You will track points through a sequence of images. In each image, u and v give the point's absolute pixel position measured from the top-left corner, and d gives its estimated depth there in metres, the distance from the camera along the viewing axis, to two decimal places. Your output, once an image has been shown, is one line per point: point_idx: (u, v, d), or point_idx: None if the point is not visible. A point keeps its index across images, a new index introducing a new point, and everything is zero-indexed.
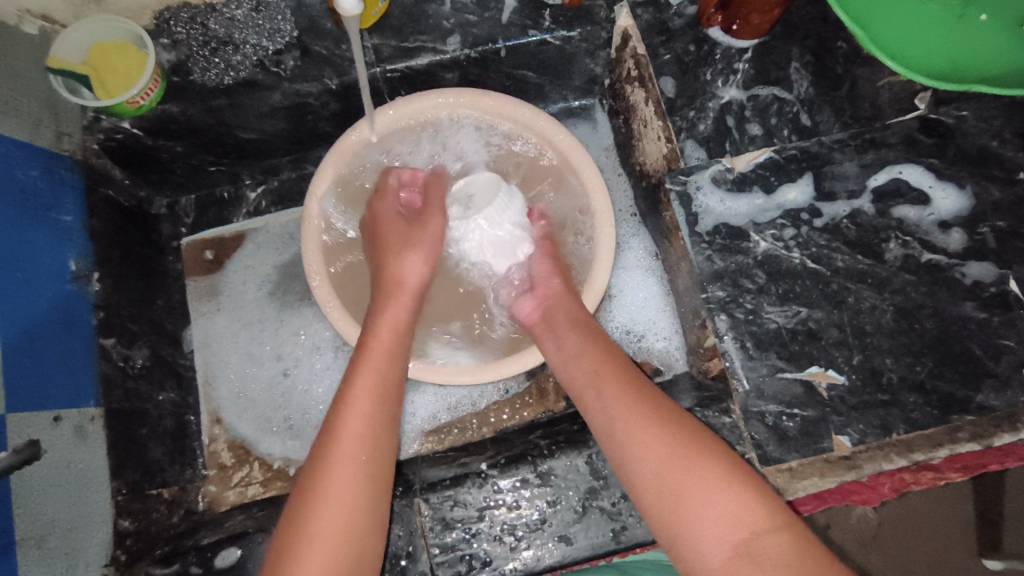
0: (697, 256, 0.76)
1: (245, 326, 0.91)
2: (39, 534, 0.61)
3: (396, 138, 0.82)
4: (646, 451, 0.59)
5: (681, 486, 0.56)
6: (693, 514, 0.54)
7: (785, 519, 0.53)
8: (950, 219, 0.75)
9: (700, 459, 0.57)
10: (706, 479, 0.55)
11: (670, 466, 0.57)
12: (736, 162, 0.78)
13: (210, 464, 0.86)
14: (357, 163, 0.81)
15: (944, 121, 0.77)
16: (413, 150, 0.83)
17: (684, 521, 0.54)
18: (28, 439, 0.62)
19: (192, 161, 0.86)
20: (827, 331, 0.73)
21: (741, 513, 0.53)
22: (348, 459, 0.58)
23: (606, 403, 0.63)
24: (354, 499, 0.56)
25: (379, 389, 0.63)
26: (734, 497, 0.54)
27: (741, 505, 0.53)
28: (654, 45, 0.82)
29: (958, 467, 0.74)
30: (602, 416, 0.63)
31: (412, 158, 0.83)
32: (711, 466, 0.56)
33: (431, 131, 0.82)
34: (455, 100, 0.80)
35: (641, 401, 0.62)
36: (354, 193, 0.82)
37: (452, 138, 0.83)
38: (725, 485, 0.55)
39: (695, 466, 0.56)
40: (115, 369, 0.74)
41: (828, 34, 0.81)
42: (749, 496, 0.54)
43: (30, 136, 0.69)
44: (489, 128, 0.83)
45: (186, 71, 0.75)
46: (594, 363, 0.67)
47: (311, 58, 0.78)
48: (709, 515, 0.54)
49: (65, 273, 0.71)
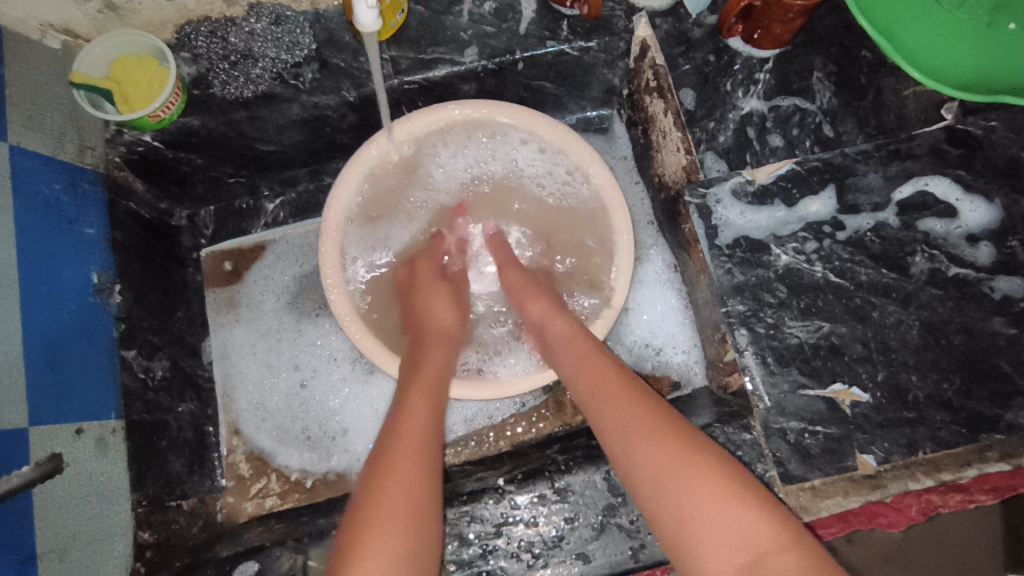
0: (717, 270, 0.75)
1: (264, 337, 0.91)
2: (60, 547, 0.62)
3: (430, 150, 0.83)
4: (654, 463, 0.57)
5: (683, 502, 0.54)
6: (699, 529, 0.53)
7: (792, 538, 0.51)
8: (978, 232, 0.73)
9: (700, 476, 0.55)
10: (710, 497, 0.53)
11: (677, 477, 0.55)
12: (757, 173, 0.77)
13: (229, 475, 0.86)
14: (389, 174, 0.82)
15: (972, 132, 0.75)
16: (450, 161, 0.84)
17: (690, 538, 0.53)
18: (50, 452, 0.63)
19: (212, 173, 0.86)
20: (851, 347, 0.72)
21: (745, 533, 0.51)
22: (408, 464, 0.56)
23: (613, 414, 0.62)
24: (417, 505, 0.54)
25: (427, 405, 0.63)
26: (742, 515, 0.52)
27: (745, 525, 0.51)
28: (673, 57, 0.81)
29: (987, 489, 0.73)
30: (611, 426, 0.62)
31: (448, 169, 0.85)
32: (712, 484, 0.54)
33: (466, 141, 0.83)
34: (492, 113, 0.80)
35: (653, 412, 0.61)
36: (377, 203, 0.82)
37: (494, 150, 0.84)
38: (728, 503, 0.53)
39: (696, 483, 0.54)
40: (136, 381, 0.75)
41: (852, 42, 0.80)
42: (755, 513, 0.52)
43: (54, 150, 0.70)
44: (524, 150, 0.84)
45: (207, 84, 0.77)
46: (602, 374, 0.66)
47: (330, 70, 0.78)
48: (716, 533, 0.52)
49: (88, 286, 0.72)
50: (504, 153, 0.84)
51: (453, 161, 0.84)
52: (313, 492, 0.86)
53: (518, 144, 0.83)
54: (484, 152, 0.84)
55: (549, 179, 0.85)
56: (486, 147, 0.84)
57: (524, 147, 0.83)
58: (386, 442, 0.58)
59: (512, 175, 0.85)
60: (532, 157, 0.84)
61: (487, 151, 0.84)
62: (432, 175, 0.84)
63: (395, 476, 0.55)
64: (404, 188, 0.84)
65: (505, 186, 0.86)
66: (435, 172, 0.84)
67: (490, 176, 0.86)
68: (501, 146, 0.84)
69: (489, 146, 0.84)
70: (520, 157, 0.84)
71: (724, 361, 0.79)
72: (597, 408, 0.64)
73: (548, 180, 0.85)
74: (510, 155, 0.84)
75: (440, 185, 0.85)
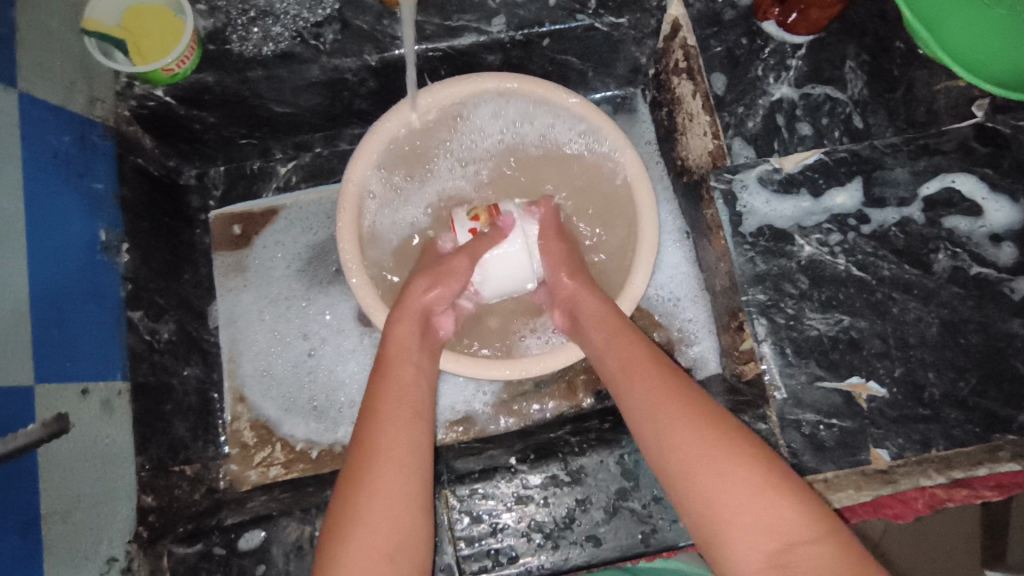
0: (739, 258, 0.74)
1: (273, 303, 0.89)
2: (63, 508, 0.60)
3: (459, 114, 0.80)
4: (679, 451, 0.55)
5: (708, 489, 0.53)
6: (726, 518, 0.51)
7: (825, 530, 0.49)
8: (1002, 232, 0.73)
9: (729, 460, 0.53)
10: (738, 485, 0.52)
11: (695, 462, 0.54)
12: (784, 162, 0.76)
13: (232, 443, 0.85)
14: (411, 138, 0.79)
15: (1001, 130, 0.75)
16: (482, 125, 0.82)
17: (719, 527, 0.51)
18: (55, 412, 0.61)
19: (224, 133, 0.84)
20: (870, 341, 0.71)
21: (773, 522, 0.50)
22: (394, 468, 0.56)
23: (634, 403, 0.61)
24: (407, 510, 0.55)
25: (419, 406, 0.62)
26: (765, 503, 0.50)
27: (774, 515, 0.50)
28: (705, 37, 0.79)
29: (992, 486, 0.69)
30: (633, 414, 0.61)
31: (481, 130, 0.82)
32: (743, 470, 0.52)
33: (495, 109, 0.80)
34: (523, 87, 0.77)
35: (671, 396, 0.59)
36: (404, 166, 0.81)
37: (524, 117, 0.81)
38: (758, 491, 0.51)
39: (725, 468, 0.53)
40: (142, 343, 0.73)
41: (887, 33, 0.78)
42: (784, 501, 0.50)
43: (63, 99, 0.67)
44: (554, 122, 0.81)
45: (223, 39, 0.74)
46: (622, 359, 0.64)
47: (351, 32, 0.75)
48: (736, 519, 0.51)
49: (96, 243, 0.70)
50: (544, 128, 0.82)
51: (489, 130, 0.82)
52: (318, 463, 0.85)
53: (549, 116, 0.81)
54: (517, 117, 0.81)
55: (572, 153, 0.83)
56: (520, 116, 0.81)
57: (554, 120, 0.81)
58: (373, 441, 0.58)
59: (529, 146, 0.84)
60: (560, 129, 0.82)
61: (524, 116, 0.81)
62: (468, 144, 0.83)
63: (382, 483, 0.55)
64: (434, 148, 0.81)
65: (547, 159, 0.84)
66: (471, 133, 0.82)
67: (523, 143, 0.83)
68: (535, 116, 0.81)
69: (524, 115, 0.81)
70: (548, 125, 0.82)
71: (740, 350, 0.79)
72: (625, 389, 0.62)
73: (575, 152, 0.83)
74: (549, 125, 0.82)
75: (477, 145, 0.83)
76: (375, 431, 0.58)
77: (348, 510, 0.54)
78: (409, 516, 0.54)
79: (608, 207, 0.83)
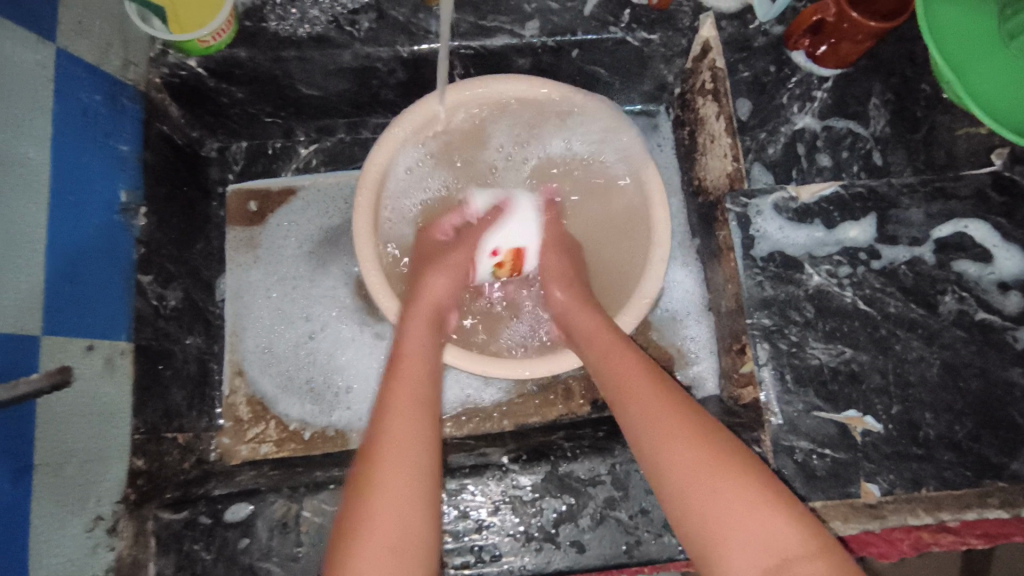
0: (748, 281, 0.75)
1: (280, 280, 0.90)
2: (57, 461, 0.60)
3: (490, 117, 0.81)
4: (679, 472, 0.55)
5: (707, 509, 0.52)
6: (726, 536, 0.51)
7: (821, 548, 0.49)
8: (1010, 280, 0.73)
9: (727, 480, 0.53)
10: (735, 504, 0.52)
11: (693, 481, 0.54)
12: (800, 191, 0.76)
13: (227, 415, 0.86)
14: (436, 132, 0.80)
15: (1018, 181, 0.75)
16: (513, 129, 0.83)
17: (718, 544, 0.51)
18: (60, 364, 0.61)
19: (250, 110, 0.85)
20: (870, 376, 0.72)
21: (770, 541, 0.50)
22: (399, 458, 0.56)
23: (632, 423, 0.61)
24: (415, 504, 0.54)
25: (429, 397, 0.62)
26: (762, 522, 0.51)
27: (772, 533, 0.50)
28: (733, 62, 0.80)
29: (979, 534, 0.69)
30: (633, 431, 0.60)
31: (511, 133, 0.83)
32: (740, 489, 0.52)
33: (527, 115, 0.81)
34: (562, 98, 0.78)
35: (673, 415, 0.58)
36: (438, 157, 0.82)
37: (558, 125, 0.82)
38: (754, 510, 0.51)
39: (721, 488, 0.53)
40: (148, 307, 0.74)
41: (913, 75, 0.79)
42: (783, 517, 0.51)
43: (98, 59, 0.68)
44: (584, 134, 0.82)
45: (260, 17, 0.75)
46: (619, 377, 0.64)
47: (387, 22, 0.76)
48: (736, 537, 0.51)
49: (115, 203, 0.70)
50: (573, 138, 0.83)
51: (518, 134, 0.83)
52: (309, 445, 0.85)
53: (582, 129, 0.82)
54: (549, 128, 0.83)
55: (598, 166, 0.84)
56: (537, 126, 0.82)
57: (591, 132, 0.81)
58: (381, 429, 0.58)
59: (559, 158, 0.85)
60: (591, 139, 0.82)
61: (555, 130, 0.83)
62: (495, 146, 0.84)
63: (387, 479, 0.54)
64: (459, 146, 0.83)
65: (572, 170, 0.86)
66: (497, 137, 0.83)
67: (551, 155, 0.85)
68: (567, 127, 0.82)
69: (556, 127, 0.82)
70: (582, 136, 0.82)
71: (739, 373, 0.80)
72: (624, 408, 0.62)
73: (602, 164, 0.84)
74: (580, 138, 0.83)
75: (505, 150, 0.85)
76: (386, 416, 0.59)
77: (360, 501, 0.54)
78: (417, 510, 0.54)
79: (618, 220, 0.83)
